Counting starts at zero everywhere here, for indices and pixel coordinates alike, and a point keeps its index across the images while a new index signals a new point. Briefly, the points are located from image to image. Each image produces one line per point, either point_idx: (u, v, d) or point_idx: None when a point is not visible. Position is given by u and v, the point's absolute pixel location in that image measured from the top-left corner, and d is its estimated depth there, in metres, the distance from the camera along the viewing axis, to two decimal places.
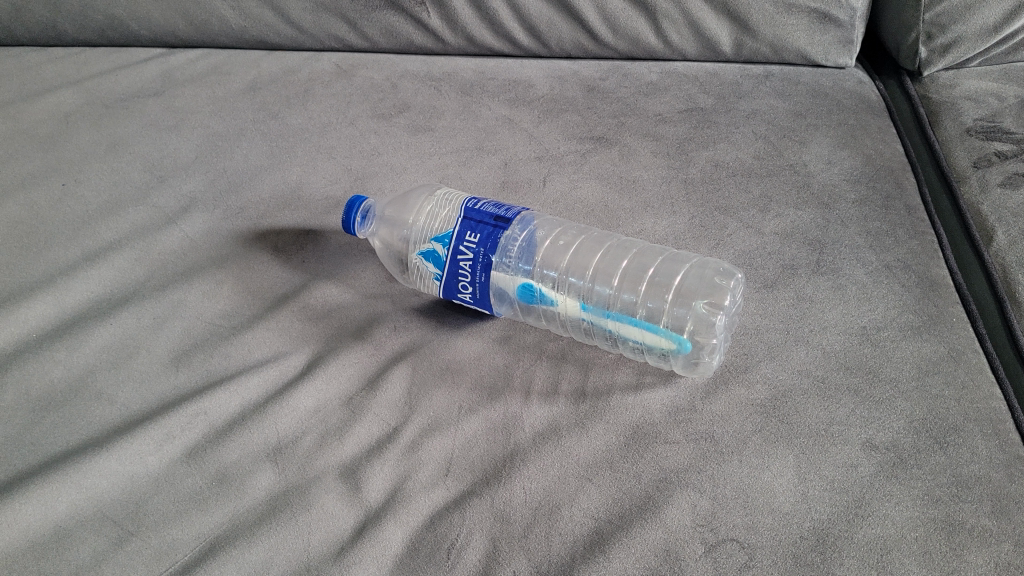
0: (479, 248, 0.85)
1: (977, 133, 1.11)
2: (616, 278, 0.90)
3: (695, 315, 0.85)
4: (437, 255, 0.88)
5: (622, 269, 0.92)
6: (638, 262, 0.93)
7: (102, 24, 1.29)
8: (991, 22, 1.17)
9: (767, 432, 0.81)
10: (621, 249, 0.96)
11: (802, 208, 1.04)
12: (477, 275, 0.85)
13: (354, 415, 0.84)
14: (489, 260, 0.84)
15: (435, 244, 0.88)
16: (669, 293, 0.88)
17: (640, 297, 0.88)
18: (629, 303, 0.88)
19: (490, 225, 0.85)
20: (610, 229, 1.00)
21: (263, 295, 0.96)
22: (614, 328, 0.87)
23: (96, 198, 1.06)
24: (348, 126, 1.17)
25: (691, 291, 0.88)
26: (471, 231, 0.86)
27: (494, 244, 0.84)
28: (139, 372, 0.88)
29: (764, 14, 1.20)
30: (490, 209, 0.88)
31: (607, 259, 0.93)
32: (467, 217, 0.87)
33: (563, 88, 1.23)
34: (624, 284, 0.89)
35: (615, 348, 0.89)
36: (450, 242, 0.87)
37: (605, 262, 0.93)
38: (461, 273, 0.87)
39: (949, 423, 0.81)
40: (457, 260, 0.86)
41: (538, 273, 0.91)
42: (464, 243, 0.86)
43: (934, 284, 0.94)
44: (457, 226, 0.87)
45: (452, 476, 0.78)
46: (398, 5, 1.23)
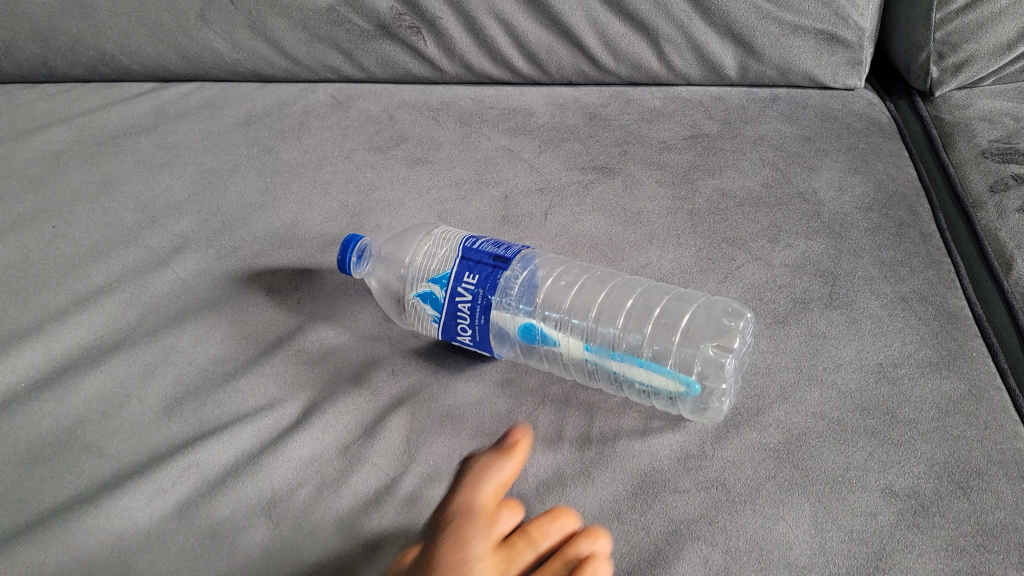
0: (478, 288, 0.82)
1: (993, 154, 1.07)
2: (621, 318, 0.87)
3: (704, 359, 0.83)
4: (435, 296, 0.86)
5: (627, 308, 0.89)
6: (644, 302, 0.90)
7: (92, 59, 1.24)
8: (1005, 39, 1.13)
9: (782, 479, 0.77)
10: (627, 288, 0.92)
11: (813, 238, 1.00)
12: (477, 317, 0.82)
13: (352, 465, 0.82)
14: (488, 302, 0.81)
15: (433, 286, 0.86)
16: (676, 335, 0.85)
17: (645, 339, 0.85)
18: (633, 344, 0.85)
19: (489, 265, 0.83)
20: (613, 264, 0.97)
21: (258, 339, 0.94)
22: (618, 368, 0.84)
23: (87, 239, 1.03)
24: (344, 160, 1.14)
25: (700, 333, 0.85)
26: (469, 272, 0.83)
27: (494, 285, 0.82)
28: (129, 424, 0.85)
29: (769, 37, 1.16)
30: (489, 248, 0.86)
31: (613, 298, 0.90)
32: (465, 257, 0.85)
33: (564, 116, 1.20)
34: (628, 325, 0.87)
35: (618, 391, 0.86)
36: (449, 283, 0.84)
37: (610, 301, 0.90)
38: (460, 315, 0.84)
39: (972, 467, 0.78)
40: (456, 302, 0.83)
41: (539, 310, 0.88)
42: (462, 284, 0.83)
43: (952, 316, 0.91)
44: (454, 267, 0.84)
45: (492, 540, 0.69)
46: (393, 34, 1.20)
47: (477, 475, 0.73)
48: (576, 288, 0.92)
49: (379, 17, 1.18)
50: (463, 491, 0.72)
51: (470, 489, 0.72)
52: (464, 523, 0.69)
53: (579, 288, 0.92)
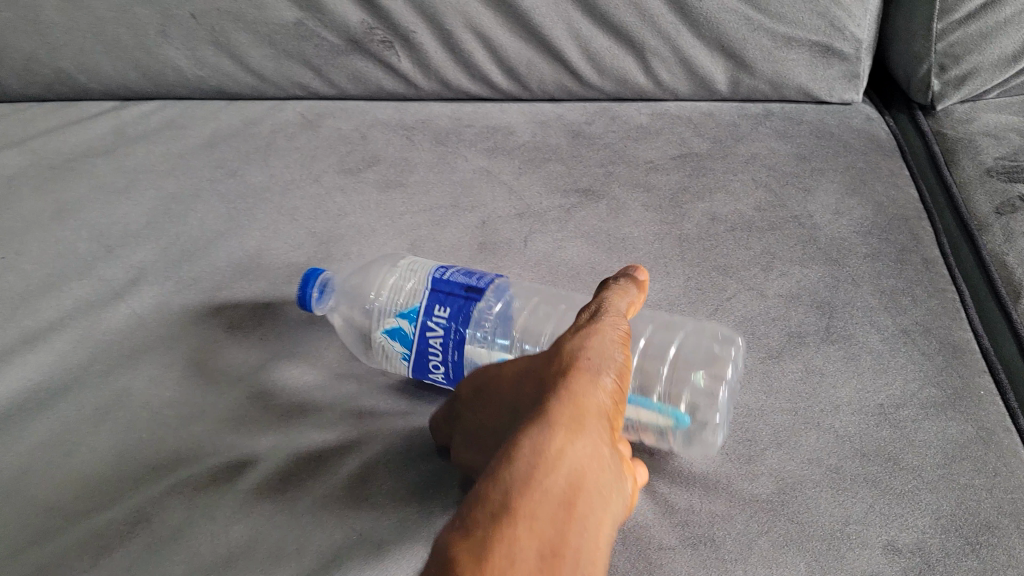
0: (450, 323, 0.76)
1: (998, 173, 1.01)
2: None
3: (695, 393, 0.80)
4: (404, 332, 0.80)
5: None
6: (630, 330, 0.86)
7: (48, 78, 1.17)
8: (1010, 50, 1.08)
9: (777, 534, 0.71)
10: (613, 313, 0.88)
11: (808, 265, 0.94)
12: (450, 353, 0.77)
13: (312, 519, 0.75)
14: (462, 337, 0.76)
15: (400, 321, 0.80)
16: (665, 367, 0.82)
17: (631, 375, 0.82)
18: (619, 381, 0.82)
19: (461, 298, 0.77)
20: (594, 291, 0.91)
21: (215, 381, 0.88)
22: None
23: (37, 272, 0.97)
24: (313, 183, 1.08)
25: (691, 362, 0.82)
26: (440, 304, 0.77)
27: (467, 319, 0.76)
28: (74, 475, 0.79)
29: (761, 49, 1.11)
30: (460, 278, 0.80)
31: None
32: (435, 289, 0.79)
33: (546, 135, 1.14)
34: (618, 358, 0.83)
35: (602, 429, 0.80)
36: (417, 318, 0.78)
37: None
38: (432, 351, 0.78)
39: (981, 520, 0.72)
40: (426, 338, 0.77)
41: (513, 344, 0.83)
42: (433, 318, 0.77)
43: (958, 350, 0.85)
44: (423, 299, 0.78)
45: (623, 412, 0.55)
46: (365, 49, 1.14)
47: (625, 291, 0.66)
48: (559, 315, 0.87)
49: (349, 31, 1.12)
50: (607, 312, 0.61)
51: (614, 300, 0.64)
52: (607, 320, 0.59)
53: (562, 314, 0.87)
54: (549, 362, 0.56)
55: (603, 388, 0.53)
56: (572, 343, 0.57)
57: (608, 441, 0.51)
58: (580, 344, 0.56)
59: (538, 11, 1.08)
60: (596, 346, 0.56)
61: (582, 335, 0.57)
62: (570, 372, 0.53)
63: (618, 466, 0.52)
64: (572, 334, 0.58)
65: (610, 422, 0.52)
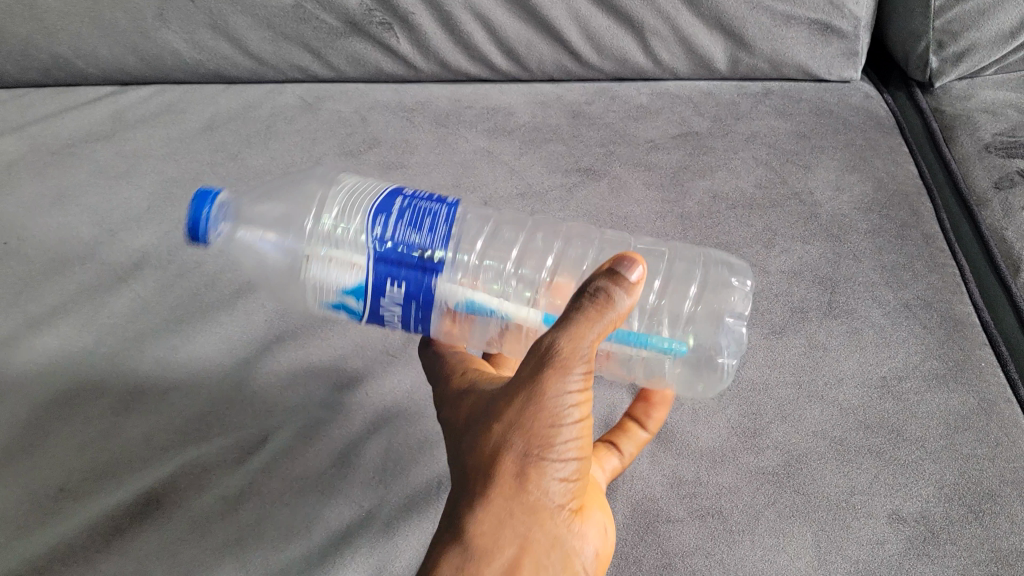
0: (410, 298, 0.63)
1: (997, 149, 1.02)
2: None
3: (715, 340, 0.72)
4: (349, 308, 0.67)
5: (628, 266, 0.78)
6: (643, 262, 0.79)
7: (45, 63, 1.16)
8: (1007, 27, 1.08)
9: (782, 505, 0.73)
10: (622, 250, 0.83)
11: (810, 241, 0.95)
12: (412, 324, 0.65)
13: (323, 498, 0.78)
14: (427, 313, 0.64)
15: (343, 297, 0.66)
16: (689, 299, 0.73)
17: (646, 312, 0.72)
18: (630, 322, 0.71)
19: (418, 268, 0.62)
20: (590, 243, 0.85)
21: (221, 363, 0.89)
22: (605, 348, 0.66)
23: (40, 257, 0.97)
24: (314, 166, 1.08)
25: (714, 298, 0.74)
26: (391, 278, 0.63)
27: (431, 294, 0.63)
28: (85, 457, 0.80)
29: (760, 28, 1.11)
30: (406, 232, 0.63)
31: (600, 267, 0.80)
32: (380, 257, 0.63)
33: (546, 115, 1.15)
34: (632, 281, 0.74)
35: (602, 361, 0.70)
36: (366, 295, 0.64)
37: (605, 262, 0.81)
38: (387, 321, 0.66)
39: (984, 489, 0.73)
40: (380, 313, 0.65)
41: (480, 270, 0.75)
42: (386, 292, 0.64)
43: (959, 323, 0.86)
44: (369, 272, 0.63)
45: (581, 471, 0.55)
46: (363, 31, 1.13)
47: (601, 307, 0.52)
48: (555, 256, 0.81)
49: (348, 13, 1.11)
50: (567, 344, 0.52)
51: (583, 329, 0.52)
52: (561, 371, 0.52)
53: (559, 256, 0.81)
54: (490, 432, 0.55)
55: (549, 479, 0.54)
56: (516, 411, 0.54)
57: (549, 524, 0.54)
58: (523, 419, 0.53)
59: None
60: (543, 429, 0.53)
61: (524, 405, 0.53)
62: (511, 466, 0.53)
63: (568, 531, 0.56)
64: (517, 401, 0.54)
65: (560, 504, 0.55)
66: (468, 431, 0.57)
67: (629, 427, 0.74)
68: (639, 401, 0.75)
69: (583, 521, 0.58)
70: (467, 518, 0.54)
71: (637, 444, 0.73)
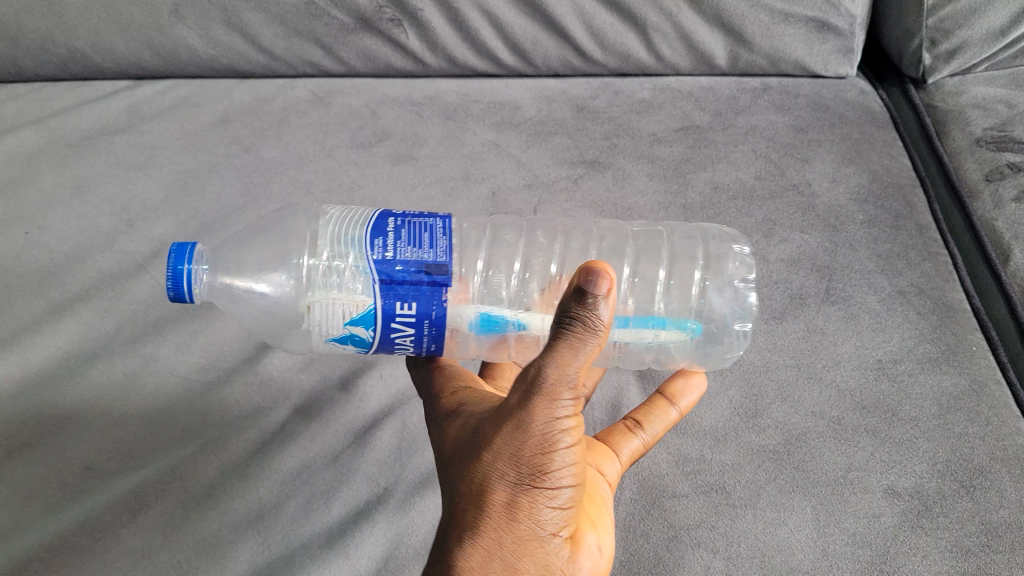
0: (422, 316, 0.63)
1: (987, 143, 1.05)
2: (626, 270, 0.73)
3: (721, 312, 0.72)
4: (359, 338, 0.65)
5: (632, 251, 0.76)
6: (645, 243, 0.77)
7: (62, 58, 1.19)
8: (997, 26, 1.11)
9: (783, 481, 0.77)
10: (624, 237, 0.80)
11: (808, 231, 0.99)
12: (425, 345, 0.65)
13: (341, 476, 0.81)
14: (439, 330, 0.64)
15: (353, 328, 0.64)
16: (694, 278, 0.72)
17: (655, 298, 0.72)
18: (641, 307, 0.72)
19: (428, 288, 0.62)
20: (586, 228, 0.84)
21: (240, 347, 0.91)
22: (622, 341, 0.68)
23: (61, 246, 1.00)
24: (326, 158, 1.11)
25: (717, 270, 0.73)
26: (402, 301, 0.62)
27: (444, 310, 0.63)
28: (109, 437, 0.83)
29: (759, 25, 1.14)
30: (410, 256, 0.63)
31: (607, 253, 0.77)
32: (387, 281, 0.62)
33: (551, 109, 1.18)
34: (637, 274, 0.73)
35: (615, 354, 0.70)
36: (376, 322, 0.63)
37: (609, 246, 0.78)
38: (399, 345, 0.65)
39: (974, 465, 0.77)
40: (391, 338, 0.64)
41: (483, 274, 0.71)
42: (397, 316, 0.63)
43: (951, 309, 0.89)
44: (377, 300, 0.62)
45: (574, 498, 0.57)
46: (373, 27, 1.16)
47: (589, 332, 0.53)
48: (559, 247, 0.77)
49: (358, 10, 1.14)
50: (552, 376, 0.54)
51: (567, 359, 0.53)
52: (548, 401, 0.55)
53: (562, 247, 0.78)
54: (479, 461, 0.57)
55: (539, 507, 0.56)
56: (505, 442, 0.56)
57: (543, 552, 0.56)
58: (511, 450, 0.56)
59: None
60: (532, 458, 0.55)
61: (512, 436, 0.55)
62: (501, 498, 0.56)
63: (562, 561, 0.57)
64: (504, 431, 0.56)
65: (552, 533, 0.56)
66: (459, 460, 0.59)
67: (659, 404, 0.77)
68: (676, 377, 0.78)
69: (579, 547, 0.59)
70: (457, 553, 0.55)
71: (666, 423, 0.76)
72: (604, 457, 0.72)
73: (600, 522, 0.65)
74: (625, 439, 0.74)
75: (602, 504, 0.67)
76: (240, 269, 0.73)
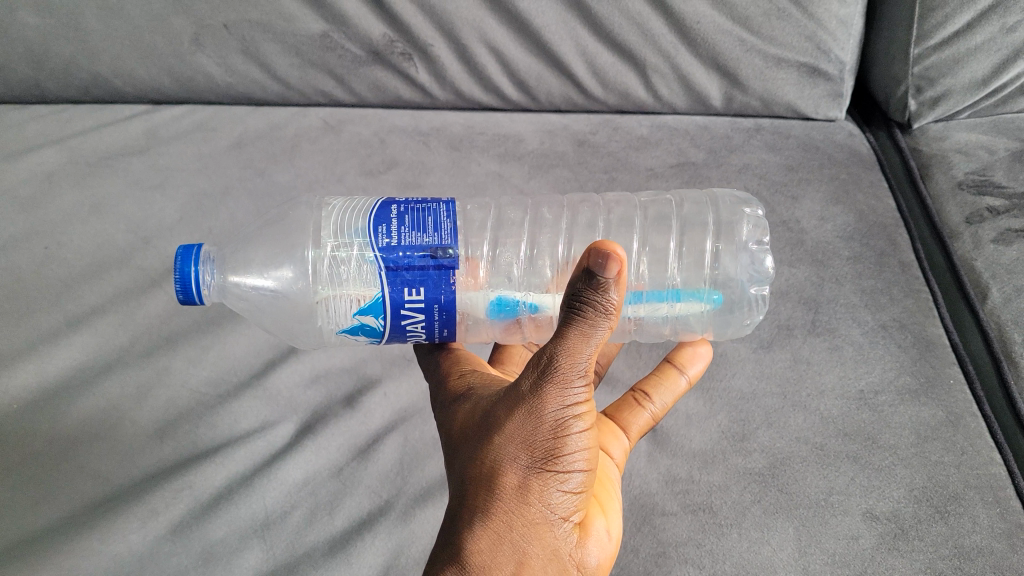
0: (430, 300, 0.65)
1: (968, 186, 1.10)
2: (636, 242, 0.78)
3: (737, 277, 0.77)
4: (369, 328, 0.67)
5: (640, 226, 0.81)
6: (656, 214, 0.81)
7: (85, 81, 1.24)
8: (979, 75, 1.16)
9: (767, 502, 0.81)
10: (632, 208, 0.84)
11: (796, 265, 1.03)
12: (436, 330, 0.68)
13: (346, 487, 0.85)
14: (449, 315, 0.66)
15: (363, 318, 0.67)
16: (706, 244, 0.77)
17: (668, 268, 0.77)
18: (655, 277, 0.76)
19: (433, 272, 0.65)
20: (588, 200, 0.88)
21: (249, 361, 0.95)
22: (637, 316, 0.74)
23: (79, 261, 1.04)
24: (336, 184, 1.16)
25: (729, 236, 0.77)
26: (410, 287, 0.65)
27: (451, 295, 0.65)
28: (122, 445, 0.87)
29: (753, 68, 1.20)
30: (413, 242, 0.65)
31: (615, 224, 0.82)
32: (393, 268, 0.64)
33: (553, 143, 1.23)
34: (647, 245, 0.78)
35: (632, 327, 0.76)
36: (386, 310, 0.65)
37: (618, 215, 0.83)
38: (410, 334, 0.68)
39: (949, 492, 0.81)
40: (402, 325, 0.67)
41: (493, 255, 0.77)
42: (406, 303, 0.65)
43: (931, 344, 0.94)
44: (385, 289, 0.65)
45: (585, 483, 0.61)
46: (385, 60, 1.21)
47: (598, 316, 0.57)
48: (565, 224, 0.81)
49: (371, 43, 1.19)
50: (564, 362, 0.58)
51: (578, 344, 0.57)
52: (559, 385, 0.58)
53: (569, 222, 0.82)
54: (491, 443, 0.60)
55: (549, 491, 0.59)
56: (517, 427, 0.59)
57: (553, 533, 0.59)
58: (523, 434, 0.59)
59: (549, 28, 1.16)
60: (545, 442, 0.59)
61: (524, 421, 0.59)
62: (512, 480, 0.59)
63: (569, 546, 0.60)
64: (517, 415, 0.59)
65: (561, 517, 0.60)
66: (469, 442, 0.63)
67: (669, 374, 0.80)
68: (684, 346, 0.82)
69: (586, 533, 0.63)
70: (466, 536, 0.58)
71: (675, 392, 0.80)
72: (612, 436, 0.76)
73: (608, 508, 0.68)
74: (633, 414, 0.78)
75: (610, 488, 0.71)
76: (246, 265, 0.74)
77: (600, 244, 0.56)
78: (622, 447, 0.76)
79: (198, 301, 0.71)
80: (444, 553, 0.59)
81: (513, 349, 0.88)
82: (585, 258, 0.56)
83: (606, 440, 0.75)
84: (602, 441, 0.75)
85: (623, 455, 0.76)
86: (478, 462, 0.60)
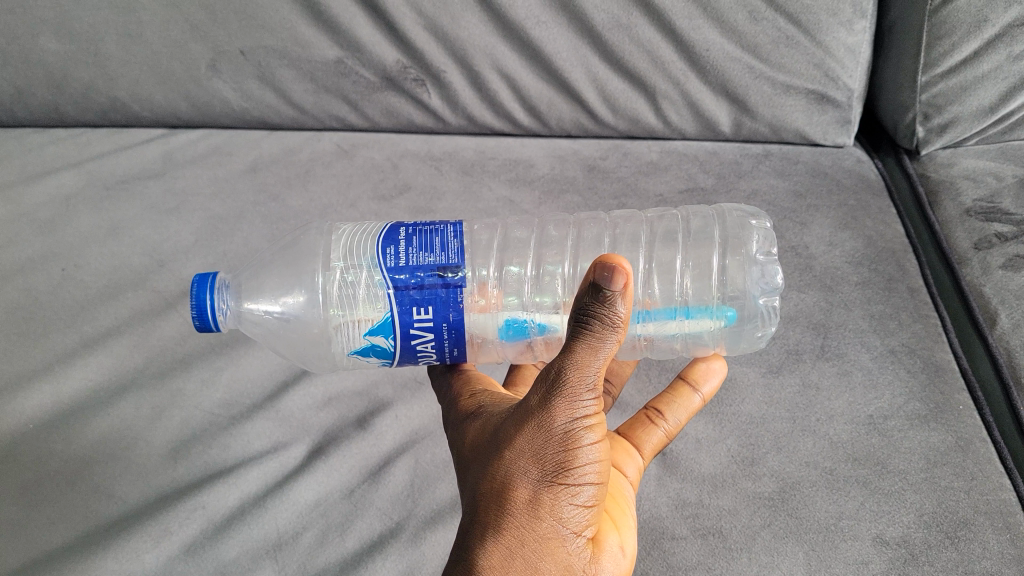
0: (439, 320, 0.66)
1: (977, 213, 1.11)
2: (642, 259, 0.79)
3: (747, 290, 0.77)
4: (380, 350, 0.68)
5: (647, 241, 0.81)
6: (665, 230, 0.82)
7: (103, 105, 1.26)
8: (987, 102, 1.17)
9: (777, 527, 0.81)
10: (640, 224, 0.84)
11: (805, 290, 1.04)
12: (446, 350, 0.68)
13: (357, 509, 0.85)
14: (458, 333, 0.67)
15: (373, 339, 0.67)
16: (714, 261, 0.77)
17: (676, 283, 0.78)
18: (666, 296, 0.77)
19: (441, 291, 0.65)
20: (595, 214, 0.89)
21: (262, 383, 0.96)
22: (647, 333, 0.75)
23: (95, 283, 1.06)
24: (348, 208, 1.17)
25: (737, 250, 0.77)
26: (419, 306, 0.65)
27: (460, 315, 0.66)
28: (137, 465, 0.88)
29: (762, 95, 1.21)
30: (421, 263, 0.66)
31: (622, 241, 0.82)
32: (402, 288, 0.65)
33: (563, 168, 1.24)
34: (654, 261, 0.79)
35: (644, 345, 0.77)
36: (396, 330, 0.66)
37: (627, 235, 0.83)
38: (422, 354, 0.69)
39: (959, 517, 0.81)
40: (413, 345, 0.67)
41: (500, 275, 0.78)
42: (415, 322, 0.66)
43: (939, 370, 0.94)
44: (392, 309, 0.66)
45: (596, 497, 0.61)
46: (398, 86, 1.23)
47: (606, 329, 0.57)
48: (572, 244, 0.82)
49: (384, 69, 1.21)
50: (572, 375, 0.58)
51: (587, 358, 0.58)
52: (569, 398, 0.59)
53: (575, 241, 0.83)
54: (502, 459, 0.61)
55: (560, 504, 0.60)
56: (528, 441, 0.60)
57: (565, 548, 0.60)
58: (534, 448, 0.60)
59: (559, 55, 1.18)
60: (555, 456, 0.59)
61: (535, 435, 0.60)
62: (523, 495, 0.60)
63: (582, 560, 0.61)
64: (527, 429, 0.60)
65: (573, 532, 0.60)
66: (481, 459, 0.63)
67: (682, 391, 0.81)
68: (698, 363, 0.82)
69: (599, 549, 0.63)
70: (477, 551, 0.59)
71: (689, 409, 0.81)
72: (626, 455, 0.77)
73: (620, 524, 0.69)
74: (647, 432, 0.79)
75: (624, 504, 0.72)
76: (259, 291, 0.76)
77: (606, 258, 0.57)
78: (636, 465, 0.77)
79: (214, 328, 0.72)
80: (457, 569, 0.59)
81: (525, 370, 0.88)
82: (592, 273, 0.57)
83: (619, 459, 0.76)
84: (616, 460, 0.76)
85: (637, 474, 0.77)
86: (490, 477, 0.61)
